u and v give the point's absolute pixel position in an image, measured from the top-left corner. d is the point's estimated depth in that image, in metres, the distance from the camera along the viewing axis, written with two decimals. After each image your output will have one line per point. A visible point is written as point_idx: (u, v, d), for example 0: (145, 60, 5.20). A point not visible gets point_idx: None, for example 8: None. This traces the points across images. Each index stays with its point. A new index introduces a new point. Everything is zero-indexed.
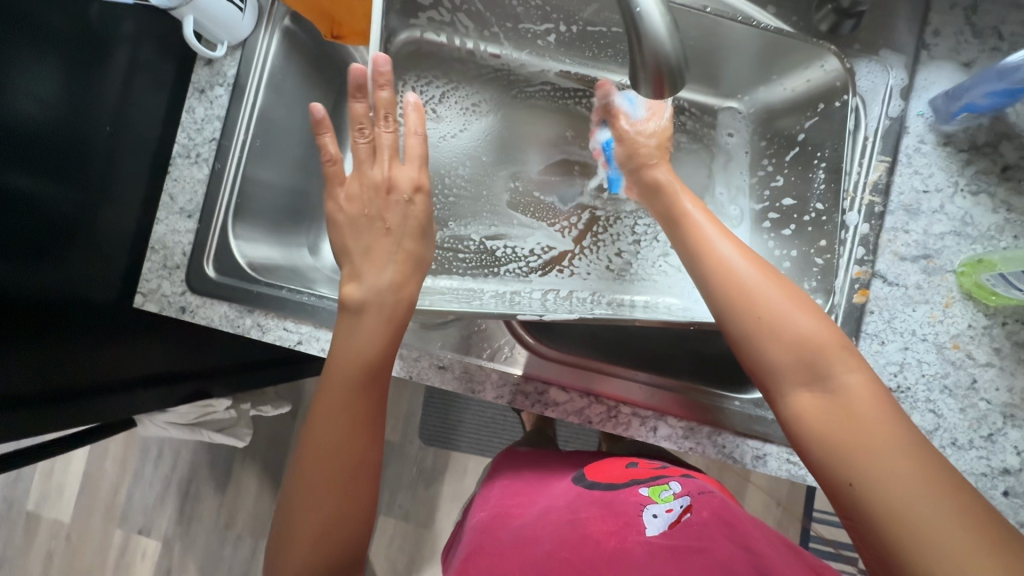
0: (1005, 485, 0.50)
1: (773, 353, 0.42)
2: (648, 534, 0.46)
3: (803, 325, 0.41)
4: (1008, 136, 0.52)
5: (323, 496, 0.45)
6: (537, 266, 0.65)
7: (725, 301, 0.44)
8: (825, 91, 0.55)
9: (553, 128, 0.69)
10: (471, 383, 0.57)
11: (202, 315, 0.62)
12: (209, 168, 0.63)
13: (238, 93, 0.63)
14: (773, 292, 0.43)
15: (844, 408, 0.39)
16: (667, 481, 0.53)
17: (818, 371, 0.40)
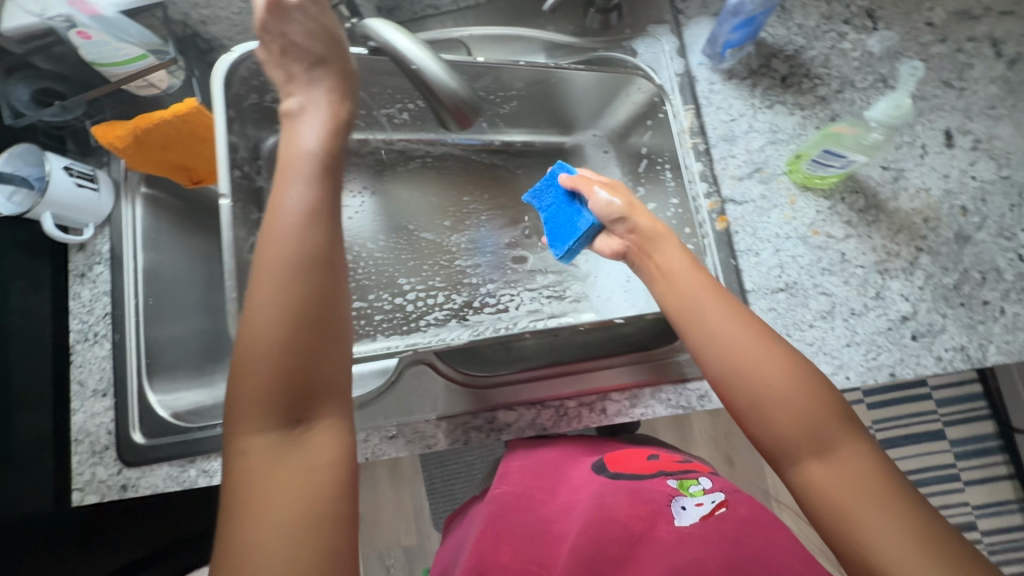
0: (910, 330, 0.54)
1: (780, 424, 0.42)
2: (678, 523, 0.47)
3: (807, 393, 0.43)
4: (774, 54, 0.61)
5: (292, 351, 0.37)
6: (455, 309, 0.65)
7: (727, 372, 0.45)
8: (648, 107, 0.63)
9: (439, 194, 0.69)
10: (425, 440, 0.57)
11: (145, 484, 0.60)
12: (110, 343, 0.64)
13: (118, 263, 0.65)
14: (775, 363, 0.43)
15: (855, 479, 0.40)
16: (697, 476, 0.54)
17: (822, 439, 0.41)
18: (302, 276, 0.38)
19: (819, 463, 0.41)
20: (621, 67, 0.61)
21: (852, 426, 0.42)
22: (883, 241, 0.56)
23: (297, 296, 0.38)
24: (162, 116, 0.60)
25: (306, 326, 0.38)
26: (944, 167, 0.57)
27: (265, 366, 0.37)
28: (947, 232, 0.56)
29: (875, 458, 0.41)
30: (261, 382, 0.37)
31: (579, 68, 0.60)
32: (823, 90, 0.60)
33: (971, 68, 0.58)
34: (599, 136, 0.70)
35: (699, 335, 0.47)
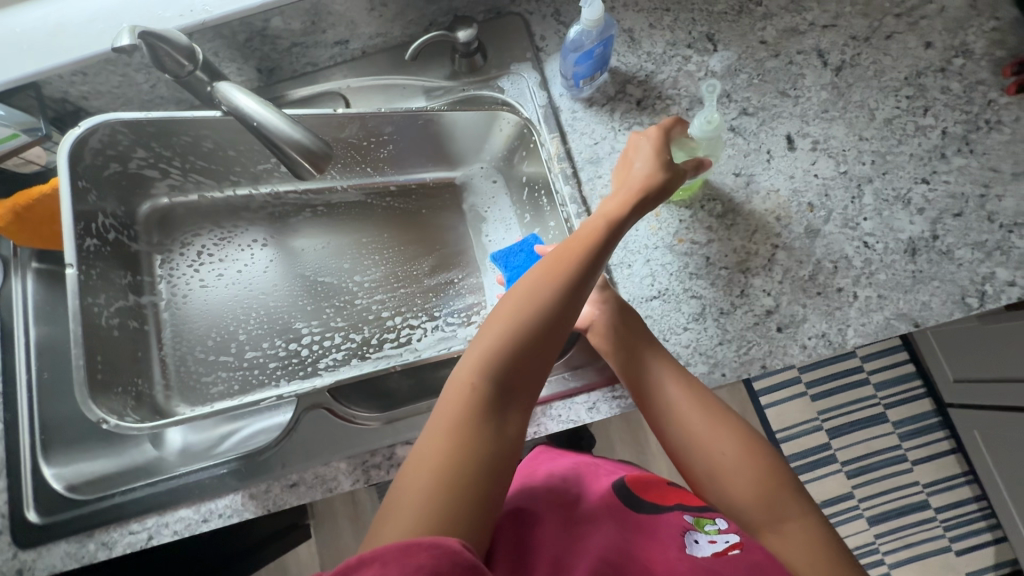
0: (776, 322, 0.58)
1: (739, 495, 0.48)
2: (694, 555, 0.43)
3: (754, 466, 0.49)
4: (628, 81, 0.66)
5: (469, 427, 0.40)
6: (354, 349, 0.62)
7: (683, 440, 0.51)
8: (520, 138, 0.67)
9: (332, 237, 0.66)
10: (326, 484, 0.57)
11: (41, 566, 0.58)
12: (2, 422, 0.62)
13: (9, 340, 0.64)
14: (728, 438, 0.50)
15: (804, 551, 0.44)
16: (713, 513, 0.48)
17: (773, 506, 0.47)
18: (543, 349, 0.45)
19: (773, 534, 0.46)
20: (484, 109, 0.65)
21: (800, 497, 0.48)
22: (742, 243, 0.60)
23: (518, 347, 0.44)
24: (41, 190, 0.61)
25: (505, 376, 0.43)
26: (789, 168, 0.62)
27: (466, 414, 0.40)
28: (798, 228, 0.60)
29: (822, 533, 0.46)
30: (446, 429, 0.40)
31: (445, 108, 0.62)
32: (674, 109, 0.64)
33: (803, 78, 0.64)
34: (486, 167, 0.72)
35: (665, 405, 0.52)
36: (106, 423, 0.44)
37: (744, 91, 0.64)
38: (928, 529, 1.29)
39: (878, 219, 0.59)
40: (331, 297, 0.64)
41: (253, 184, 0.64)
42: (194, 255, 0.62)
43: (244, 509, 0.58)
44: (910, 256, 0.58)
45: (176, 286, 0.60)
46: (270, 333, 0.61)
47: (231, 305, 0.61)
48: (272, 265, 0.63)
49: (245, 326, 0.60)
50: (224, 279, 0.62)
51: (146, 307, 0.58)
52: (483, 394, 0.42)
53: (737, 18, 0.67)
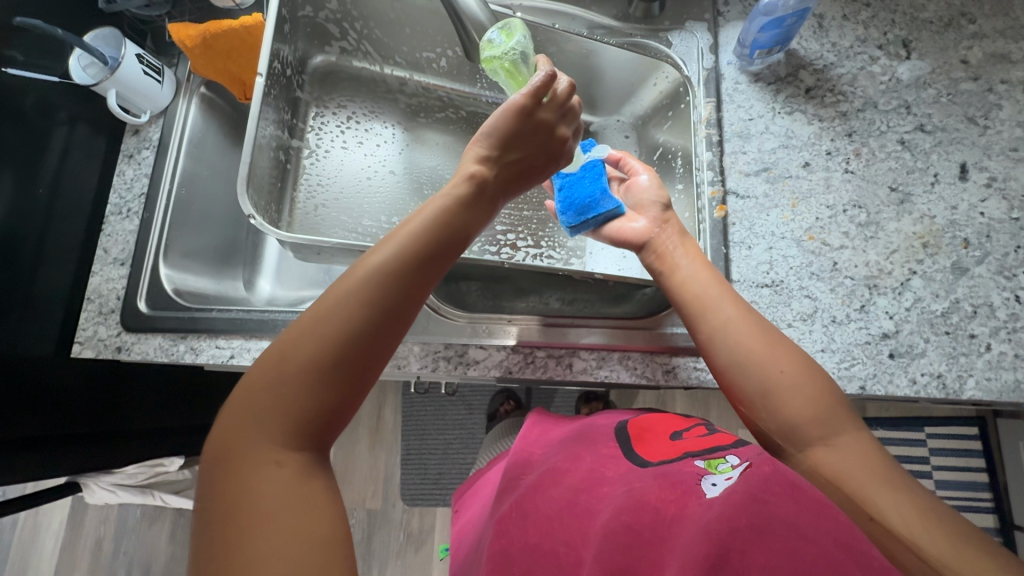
0: (889, 348, 0.54)
1: (791, 413, 0.43)
2: (708, 497, 0.43)
3: (809, 379, 0.44)
4: (803, 66, 0.63)
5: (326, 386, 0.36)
6: None
7: (729, 356, 0.46)
8: (672, 97, 0.66)
9: (465, 140, 0.68)
10: (395, 360, 0.60)
11: (137, 350, 0.65)
12: (138, 219, 0.69)
13: (163, 151, 0.71)
14: (784, 356, 0.45)
15: (855, 465, 0.41)
16: (724, 454, 0.49)
17: (827, 421, 0.43)
18: (392, 318, 0.38)
19: (823, 449, 0.42)
20: (650, 54, 0.65)
21: (853, 417, 0.43)
22: (877, 258, 0.56)
23: (341, 338, 0.36)
24: (231, 24, 0.66)
25: (349, 358, 0.37)
26: (953, 198, 0.57)
27: (297, 416, 0.35)
28: (944, 260, 0.55)
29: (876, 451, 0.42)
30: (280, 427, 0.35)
31: (609, 43, 0.64)
32: (845, 106, 0.61)
33: (999, 109, 0.59)
34: (622, 120, 0.73)
35: (711, 325, 0.48)
36: (253, 218, 0.44)
37: (927, 107, 0.60)
38: None
39: None
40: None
41: (410, 69, 0.66)
42: (344, 118, 0.66)
43: None
44: None
45: (319, 141, 0.63)
46: (388, 209, 0.63)
47: (361, 175, 0.64)
48: (406, 152, 0.66)
49: (370, 197, 0.63)
50: (361, 151, 0.65)
51: (293, 149, 0.61)
52: (276, 394, 0.36)
53: (943, 31, 0.62)
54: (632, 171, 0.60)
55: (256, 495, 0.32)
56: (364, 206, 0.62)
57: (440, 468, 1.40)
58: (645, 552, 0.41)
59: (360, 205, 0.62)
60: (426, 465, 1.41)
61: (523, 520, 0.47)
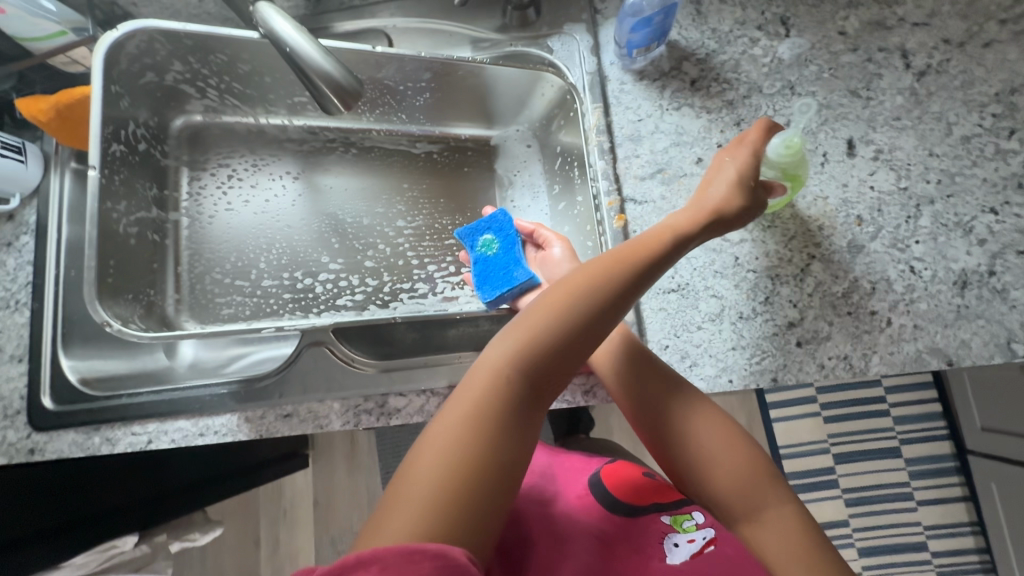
0: (796, 336, 0.54)
1: (716, 490, 0.45)
2: (671, 563, 0.46)
3: (734, 450, 0.45)
4: (685, 57, 0.61)
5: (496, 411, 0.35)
6: (363, 299, 0.61)
7: (656, 432, 0.47)
8: (563, 106, 0.64)
9: (360, 178, 0.65)
10: (317, 421, 0.59)
11: (51, 450, 0.62)
12: (28, 311, 0.65)
13: (43, 234, 0.67)
14: (712, 427, 0.46)
15: (780, 543, 0.42)
16: (689, 507, 0.51)
17: (753, 497, 0.44)
18: (563, 355, 0.38)
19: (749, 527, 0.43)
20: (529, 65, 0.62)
21: (781, 487, 0.44)
22: (777, 247, 0.56)
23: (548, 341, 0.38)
24: (86, 92, 0.62)
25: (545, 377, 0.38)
26: (843, 176, 0.57)
27: (474, 445, 0.33)
28: (840, 241, 0.56)
29: (805, 522, 0.43)
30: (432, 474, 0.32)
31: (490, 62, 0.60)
32: (730, 94, 0.60)
33: (879, 78, 0.58)
34: (523, 131, 0.71)
35: (635, 401, 0.48)
36: (107, 325, 0.42)
37: (810, 84, 0.59)
38: (920, 572, 1.25)
39: (931, 244, 0.55)
40: (357, 237, 0.63)
41: (289, 114, 0.63)
42: (224, 176, 0.62)
43: (238, 431, 0.60)
44: (959, 289, 0.53)
45: (202, 205, 0.60)
46: (287, 263, 0.60)
47: (252, 231, 0.60)
48: (300, 200, 0.63)
49: (267, 254, 0.60)
50: (250, 206, 0.61)
51: (169, 224, 0.58)
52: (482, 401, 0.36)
53: (818, 4, 0.61)
54: (546, 242, 0.58)
55: (411, 493, 0.31)
56: (261, 265, 0.59)
57: None
58: None
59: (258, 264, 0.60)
60: None
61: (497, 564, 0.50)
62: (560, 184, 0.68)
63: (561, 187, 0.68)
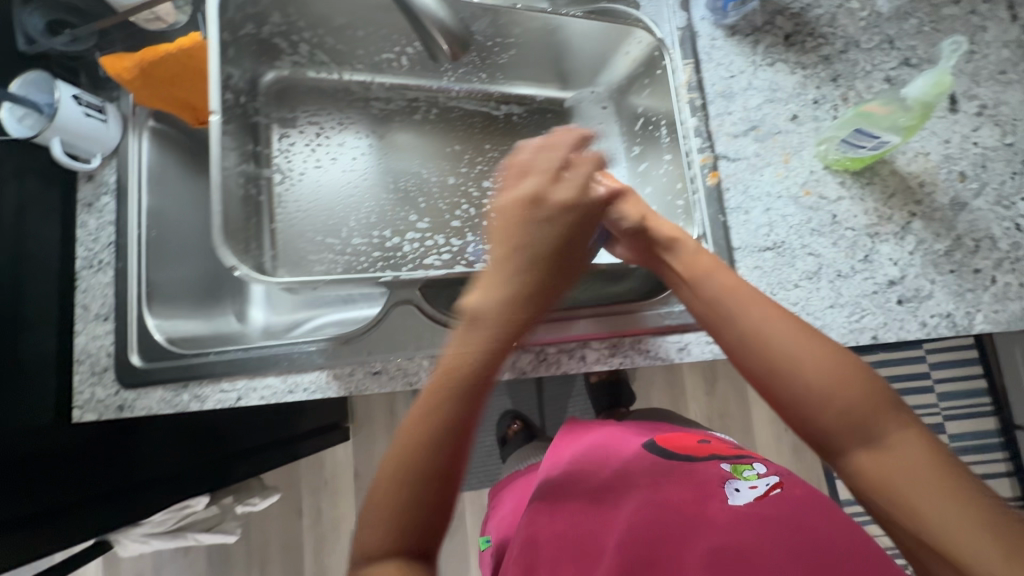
0: (897, 294, 0.54)
1: (823, 418, 0.42)
2: (731, 502, 0.50)
3: (847, 373, 0.43)
4: (779, 11, 0.60)
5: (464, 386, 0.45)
6: (452, 257, 0.61)
7: (753, 361, 0.46)
8: (649, 63, 0.62)
9: (441, 138, 0.65)
10: (408, 378, 0.59)
11: (140, 406, 0.63)
12: (113, 270, 0.66)
13: (123, 194, 0.67)
14: (823, 365, 0.43)
15: (900, 470, 0.39)
16: (751, 462, 0.57)
17: (872, 431, 0.41)
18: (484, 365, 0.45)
19: (864, 454, 0.41)
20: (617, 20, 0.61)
21: (900, 411, 0.42)
22: (876, 205, 0.55)
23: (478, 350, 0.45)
24: (168, 49, 0.61)
25: (467, 374, 0.45)
26: (946, 132, 0.56)
27: (441, 413, 0.44)
28: (942, 198, 0.55)
29: (931, 446, 0.40)
30: (439, 396, 0.45)
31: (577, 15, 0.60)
32: (827, 49, 0.58)
33: (983, 31, 0.57)
34: (600, 92, 0.69)
35: (731, 333, 0.48)
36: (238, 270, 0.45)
37: (910, 38, 0.58)
38: None
39: None
40: (443, 197, 0.63)
41: (372, 71, 0.63)
42: (310, 135, 0.62)
43: (328, 387, 0.60)
44: None
45: (288, 161, 0.60)
46: (375, 220, 0.60)
47: (340, 189, 0.61)
48: (384, 159, 0.63)
49: (355, 211, 0.60)
50: (336, 165, 0.61)
51: (262, 179, 0.57)
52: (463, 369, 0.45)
53: None
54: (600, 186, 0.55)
55: (413, 432, 0.44)
56: (350, 223, 0.59)
57: None
58: (670, 546, 0.47)
59: (348, 221, 0.60)
60: None
61: (552, 509, 0.52)
62: (639, 146, 0.67)
63: (640, 148, 0.67)
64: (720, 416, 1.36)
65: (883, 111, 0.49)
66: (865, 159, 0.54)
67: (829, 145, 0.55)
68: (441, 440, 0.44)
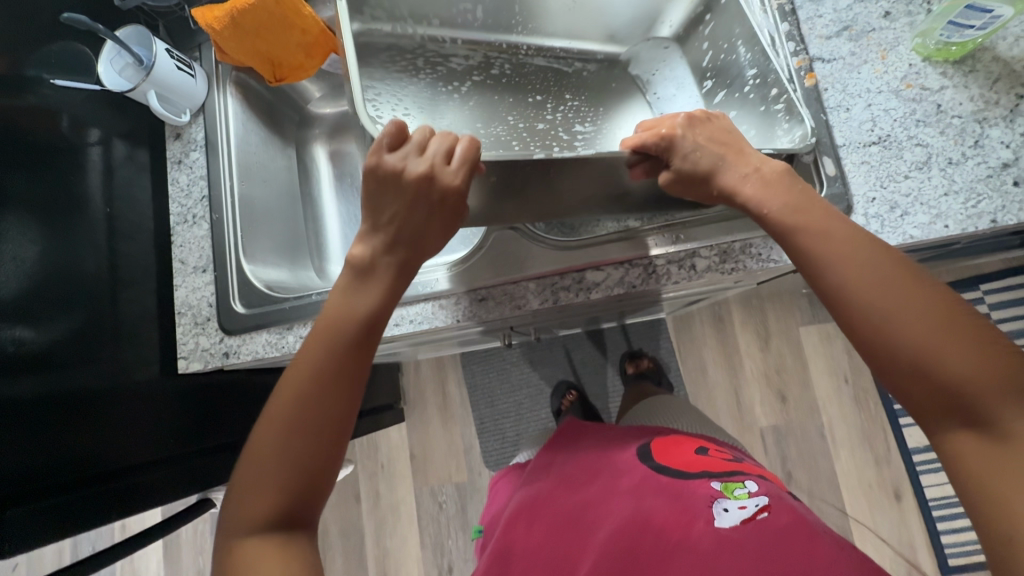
0: (1013, 176, 0.53)
1: (916, 393, 0.40)
2: (718, 525, 0.53)
3: (962, 351, 0.39)
4: None
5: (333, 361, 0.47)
6: None
7: (851, 324, 0.43)
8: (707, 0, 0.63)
9: (518, 86, 0.71)
10: (514, 301, 0.60)
11: (246, 351, 0.63)
12: (208, 223, 0.67)
13: (213, 149, 0.68)
14: (929, 337, 0.40)
15: (1002, 460, 0.37)
16: (744, 479, 0.59)
17: (985, 416, 0.38)
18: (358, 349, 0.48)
19: (966, 436, 0.39)
20: None
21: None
22: (981, 91, 0.55)
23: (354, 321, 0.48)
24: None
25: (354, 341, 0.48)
26: None
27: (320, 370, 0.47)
28: None
29: None
30: (369, 314, 0.48)
31: None
32: None
33: None
34: (655, 37, 0.70)
35: (834, 293, 0.43)
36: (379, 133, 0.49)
37: None
38: None
39: None
40: (534, 141, 0.68)
41: (445, 27, 0.67)
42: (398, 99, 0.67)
43: (434, 316, 0.60)
44: None
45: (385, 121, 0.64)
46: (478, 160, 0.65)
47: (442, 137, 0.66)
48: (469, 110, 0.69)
49: None
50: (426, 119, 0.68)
51: None
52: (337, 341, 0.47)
53: None
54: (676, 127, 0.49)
55: (300, 376, 0.47)
56: None
57: (516, 428, 1.42)
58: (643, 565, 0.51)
59: None
60: (501, 429, 1.43)
61: (532, 524, 0.61)
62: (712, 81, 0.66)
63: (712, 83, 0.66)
64: (777, 372, 1.34)
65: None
66: (969, 44, 0.54)
67: (926, 36, 0.55)
68: (342, 372, 0.47)
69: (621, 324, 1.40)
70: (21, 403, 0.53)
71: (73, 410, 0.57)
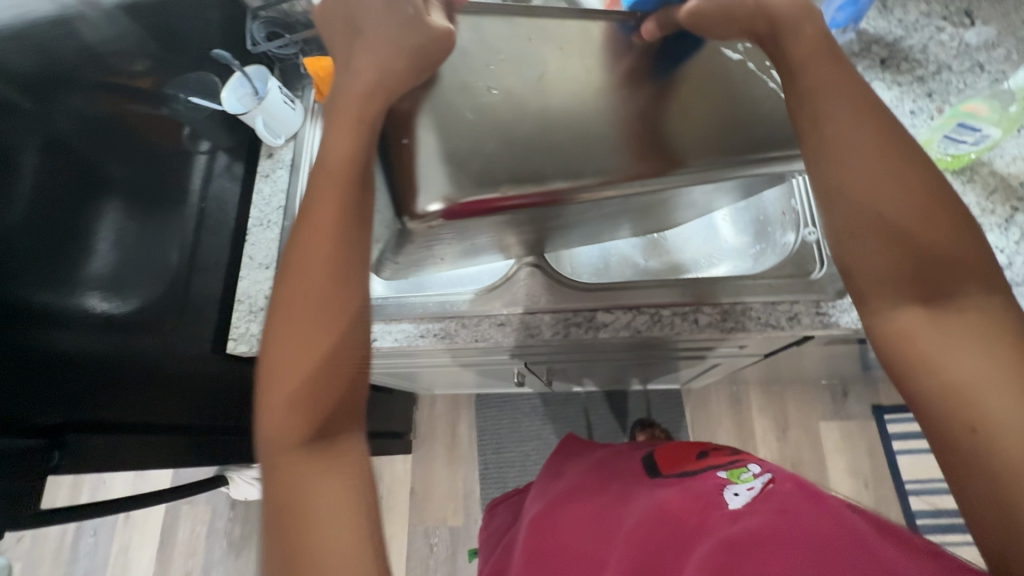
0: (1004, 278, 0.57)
1: (879, 262, 0.43)
2: (730, 507, 0.54)
3: (934, 218, 0.42)
4: (875, 41, 0.69)
5: (347, 200, 0.48)
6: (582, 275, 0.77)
7: (826, 171, 0.44)
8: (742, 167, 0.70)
9: None
10: (528, 330, 0.66)
11: None
12: (279, 228, 0.79)
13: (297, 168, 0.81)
14: (907, 200, 0.42)
15: (961, 335, 0.39)
16: (745, 464, 0.63)
17: (945, 291, 0.41)
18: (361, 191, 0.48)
19: (921, 310, 0.41)
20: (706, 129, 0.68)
21: (982, 277, 0.41)
22: (977, 199, 0.60)
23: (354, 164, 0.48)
24: None
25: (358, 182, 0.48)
26: None
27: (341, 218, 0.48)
28: None
29: (999, 314, 0.40)
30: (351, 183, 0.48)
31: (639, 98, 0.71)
32: (921, 71, 0.67)
33: None
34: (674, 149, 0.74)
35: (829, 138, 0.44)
36: None
37: (1000, 64, 0.65)
38: None
39: None
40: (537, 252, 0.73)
41: None
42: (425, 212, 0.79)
43: (455, 334, 0.67)
44: None
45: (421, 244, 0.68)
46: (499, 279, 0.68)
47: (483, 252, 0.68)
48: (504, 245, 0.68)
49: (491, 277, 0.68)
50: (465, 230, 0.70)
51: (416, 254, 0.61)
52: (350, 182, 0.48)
53: None
54: None
55: (318, 217, 0.48)
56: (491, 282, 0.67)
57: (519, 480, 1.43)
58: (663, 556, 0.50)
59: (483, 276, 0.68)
60: (506, 478, 1.44)
61: (553, 527, 0.59)
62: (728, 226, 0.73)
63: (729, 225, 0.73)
64: (792, 464, 1.31)
65: (986, 110, 0.56)
66: (964, 157, 0.60)
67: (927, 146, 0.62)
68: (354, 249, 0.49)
69: (642, 391, 1.42)
70: (86, 358, 0.62)
71: (134, 366, 0.68)
